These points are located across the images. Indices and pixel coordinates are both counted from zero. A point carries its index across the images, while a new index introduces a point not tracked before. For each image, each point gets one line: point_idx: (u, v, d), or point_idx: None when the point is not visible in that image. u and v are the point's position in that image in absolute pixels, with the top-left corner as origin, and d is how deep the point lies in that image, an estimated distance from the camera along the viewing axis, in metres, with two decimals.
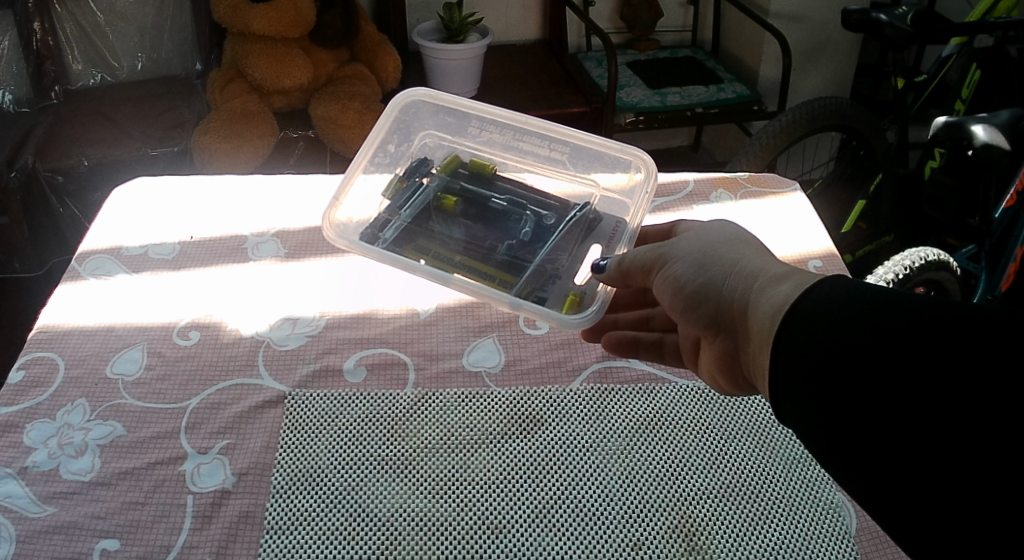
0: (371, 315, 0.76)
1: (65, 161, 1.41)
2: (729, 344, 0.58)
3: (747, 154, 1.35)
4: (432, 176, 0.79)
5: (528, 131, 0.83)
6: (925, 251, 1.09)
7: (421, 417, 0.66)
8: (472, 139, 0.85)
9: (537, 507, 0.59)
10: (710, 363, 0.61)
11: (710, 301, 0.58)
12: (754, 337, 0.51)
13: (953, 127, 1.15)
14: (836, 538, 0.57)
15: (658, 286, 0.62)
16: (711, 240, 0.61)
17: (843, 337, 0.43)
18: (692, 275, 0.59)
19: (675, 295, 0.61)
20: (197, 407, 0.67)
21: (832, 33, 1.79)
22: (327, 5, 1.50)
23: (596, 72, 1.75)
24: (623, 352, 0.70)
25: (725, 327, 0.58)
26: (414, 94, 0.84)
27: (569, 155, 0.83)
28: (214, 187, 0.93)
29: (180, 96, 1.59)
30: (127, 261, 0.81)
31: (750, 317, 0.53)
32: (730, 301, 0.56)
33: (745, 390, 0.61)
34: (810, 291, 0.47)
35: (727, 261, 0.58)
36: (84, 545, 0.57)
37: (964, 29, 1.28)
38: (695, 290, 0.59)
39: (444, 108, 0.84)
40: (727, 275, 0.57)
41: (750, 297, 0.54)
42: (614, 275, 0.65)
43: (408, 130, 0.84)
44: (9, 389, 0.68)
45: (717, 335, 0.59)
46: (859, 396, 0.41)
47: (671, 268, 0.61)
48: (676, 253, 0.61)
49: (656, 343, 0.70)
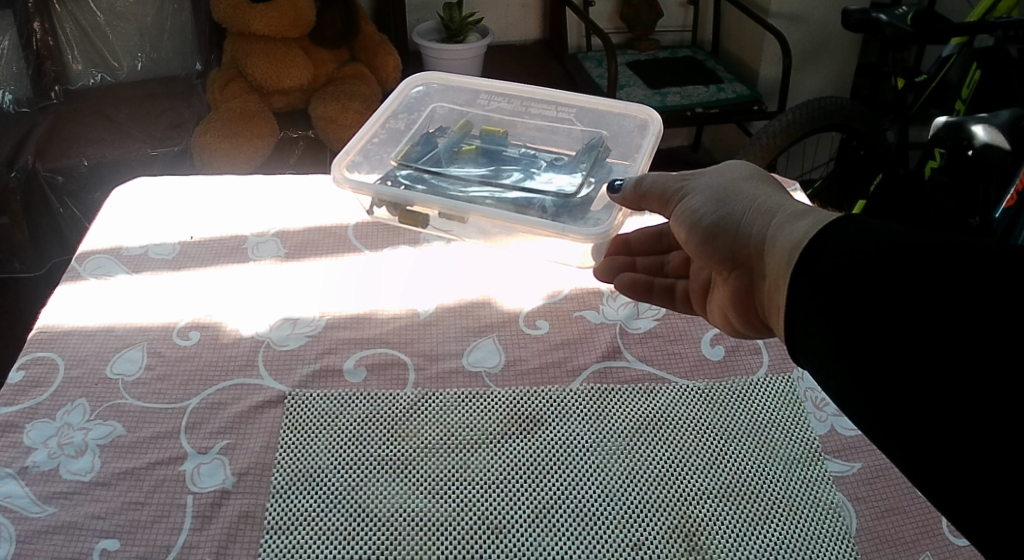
0: (371, 315, 0.76)
1: (64, 161, 1.41)
2: (742, 282, 0.59)
3: (747, 154, 1.35)
4: (444, 136, 0.82)
5: (534, 99, 0.86)
6: None
7: (421, 417, 0.66)
8: (479, 108, 0.87)
9: (537, 507, 0.59)
10: (723, 300, 0.62)
11: (725, 234, 0.59)
12: (771, 274, 0.52)
13: (953, 127, 1.16)
14: (837, 538, 0.57)
15: (676, 221, 0.63)
16: (733, 176, 0.61)
17: (850, 292, 0.43)
18: (709, 209, 0.60)
19: (690, 229, 0.61)
20: (197, 407, 0.67)
21: (832, 33, 1.79)
22: (327, 5, 1.50)
23: (596, 72, 1.74)
24: (637, 294, 0.73)
25: (741, 263, 0.58)
26: (428, 78, 0.88)
27: (574, 115, 0.85)
28: (213, 187, 0.93)
29: (179, 96, 1.59)
30: (127, 261, 0.82)
31: (768, 252, 0.53)
32: (749, 235, 0.57)
33: (755, 330, 0.62)
34: (828, 230, 0.47)
35: (747, 197, 0.58)
36: (84, 546, 0.57)
37: (963, 29, 1.28)
38: (711, 223, 0.59)
39: (454, 87, 0.88)
40: (745, 211, 0.58)
41: (767, 234, 0.54)
42: (630, 196, 0.66)
43: (417, 107, 0.86)
44: (9, 389, 0.68)
45: (731, 272, 0.60)
46: (875, 353, 0.41)
47: (690, 200, 0.62)
48: (696, 187, 0.62)
49: (669, 288, 0.72)
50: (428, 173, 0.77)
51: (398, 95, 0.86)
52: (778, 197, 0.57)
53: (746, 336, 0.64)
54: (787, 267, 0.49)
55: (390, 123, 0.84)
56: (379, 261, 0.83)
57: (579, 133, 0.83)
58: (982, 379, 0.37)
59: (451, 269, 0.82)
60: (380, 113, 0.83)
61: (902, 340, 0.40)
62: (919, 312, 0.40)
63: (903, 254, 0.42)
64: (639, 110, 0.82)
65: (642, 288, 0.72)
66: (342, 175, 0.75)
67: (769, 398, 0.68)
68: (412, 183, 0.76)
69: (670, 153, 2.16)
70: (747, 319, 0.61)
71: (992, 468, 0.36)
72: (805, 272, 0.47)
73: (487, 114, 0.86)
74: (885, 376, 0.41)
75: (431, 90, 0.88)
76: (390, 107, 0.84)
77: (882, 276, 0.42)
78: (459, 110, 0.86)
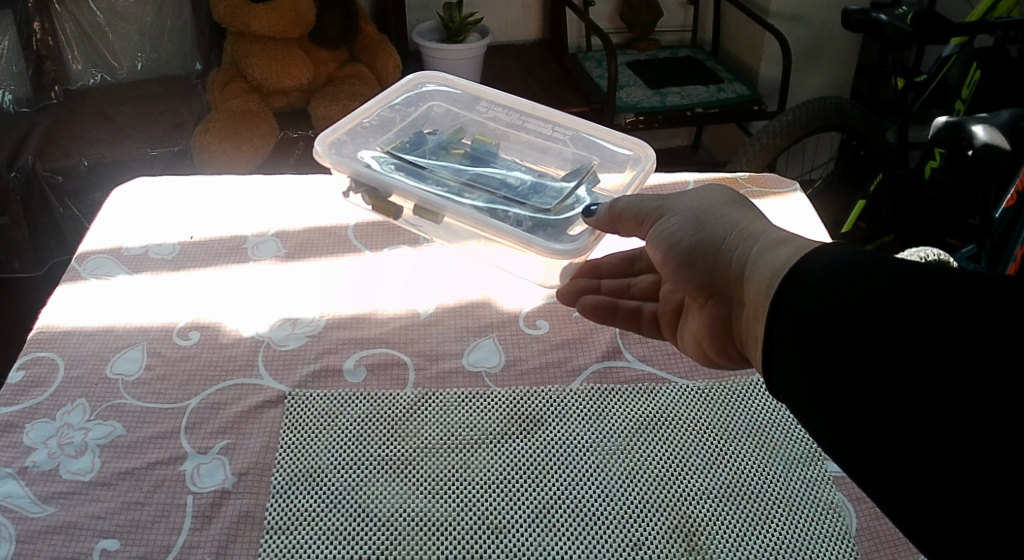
0: (371, 315, 0.76)
1: (65, 161, 1.41)
2: (721, 309, 0.59)
3: (747, 154, 1.35)
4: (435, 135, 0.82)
5: (532, 116, 0.86)
6: (925, 251, 1.17)
7: (421, 417, 0.66)
8: (476, 114, 0.87)
9: (537, 507, 0.59)
10: (699, 327, 0.62)
11: (704, 258, 0.58)
12: (751, 304, 0.52)
13: (954, 127, 1.16)
14: (836, 538, 0.57)
15: (651, 241, 0.63)
16: (712, 200, 0.61)
17: (842, 303, 0.43)
18: (688, 231, 0.60)
19: (667, 252, 0.61)
20: (197, 407, 0.67)
21: (832, 33, 1.79)
22: (327, 5, 1.50)
23: (596, 72, 1.75)
24: (600, 316, 0.71)
25: (719, 290, 0.58)
26: (433, 77, 0.90)
27: (568, 137, 0.84)
28: (214, 187, 0.93)
29: (180, 96, 1.59)
30: (128, 262, 0.82)
31: (748, 281, 0.53)
32: (729, 261, 0.56)
33: (732, 361, 0.63)
34: (807, 261, 0.47)
35: (726, 221, 0.58)
36: (84, 545, 0.57)
37: (963, 29, 1.29)
38: (690, 246, 0.59)
39: (457, 91, 0.89)
40: (725, 235, 0.57)
41: (749, 260, 0.54)
42: (602, 219, 0.66)
43: (418, 100, 0.88)
44: (9, 389, 0.68)
45: (708, 300, 0.60)
46: (862, 359, 0.41)
47: (666, 221, 0.62)
48: (674, 208, 0.62)
49: (634, 311, 0.71)
50: (413, 164, 0.78)
51: (400, 88, 0.88)
52: (757, 222, 0.57)
53: (719, 365, 0.64)
54: (766, 298, 0.49)
55: (386, 112, 0.86)
56: (379, 261, 0.83)
57: (569, 155, 0.82)
58: (978, 386, 0.37)
59: (449, 271, 0.82)
60: (376, 103, 0.86)
61: (892, 349, 0.40)
62: (912, 321, 0.40)
63: (898, 270, 0.42)
64: (635, 143, 0.81)
65: (607, 311, 0.71)
66: (326, 148, 0.79)
67: (769, 399, 0.68)
68: (395, 169, 0.77)
69: (669, 154, 2.16)
70: (723, 346, 0.61)
71: (980, 476, 0.36)
72: (784, 298, 0.46)
73: (481, 121, 0.86)
74: (868, 384, 0.41)
75: (434, 88, 0.89)
76: (388, 99, 0.86)
77: (874, 284, 0.42)
78: (453, 113, 0.87)
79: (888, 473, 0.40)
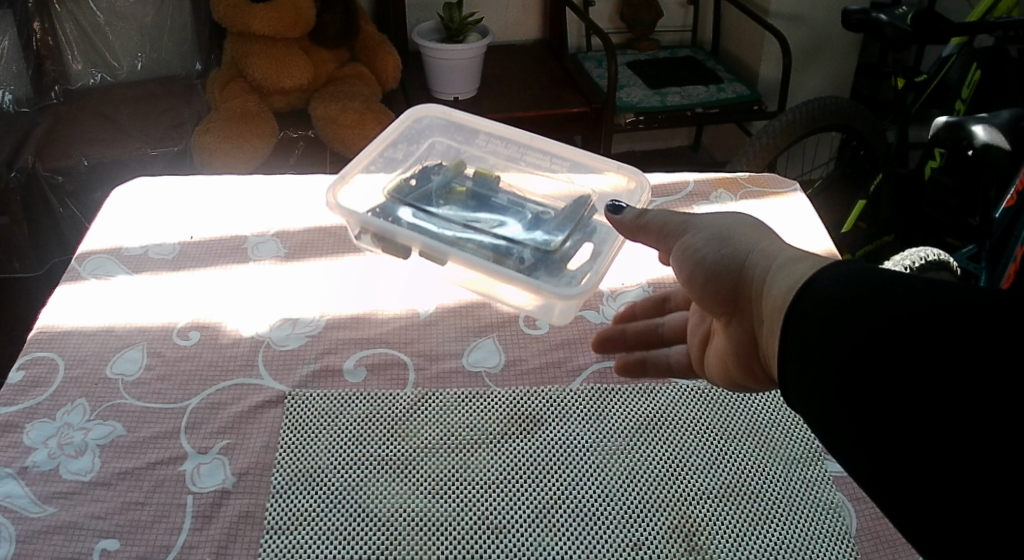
0: (371, 316, 0.76)
1: (65, 161, 1.41)
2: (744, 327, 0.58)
3: (747, 154, 1.35)
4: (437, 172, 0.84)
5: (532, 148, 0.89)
6: (925, 252, 1.17)
7: (421, 417, 0.66)
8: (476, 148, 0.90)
9: (537, 507, 0.59)
10: (721, 346, 0.61)
11: (728, 274, 0.58)
12: (770, 317, 0.51)
13: (953, 127, 1.16)
14: (836, 538, 0.57)
15: (674, 257, 0.62)
16: (738, 222, 0.61)
17: None
18: (712, 247, 0.59)
19: (690, 268, 0.60)
20: (197, 407, 0.67)
21: (832, 33, 1.79)
22: (327, 5, 1.50)
23: (596, 72, 1.75)
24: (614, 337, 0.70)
25: (742, 307, 0.58)
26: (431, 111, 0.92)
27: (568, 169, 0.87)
28: (213, 187, 0.93)
29: (180, 96, 1.59)
30: (128, 262, 0.81)
31: (768, 296, 0.52)
32: (752, 279, 0.56)
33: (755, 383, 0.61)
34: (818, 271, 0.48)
35: (751, 240, 0.58)
36: (84, 546, 0.57)
37: (963, 29, 1.29)
38: (715, 262, 0.59)
39: (455, 124, 0.91)
40: (749, 253, 0.57)
41: (769, 276, 0.53)
42: (629, 226, 0.66)
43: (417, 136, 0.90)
44: (9, 389, 0.68)
45: (732, 317, 0.59)
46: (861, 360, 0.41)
47: (690, 237, 0.61)
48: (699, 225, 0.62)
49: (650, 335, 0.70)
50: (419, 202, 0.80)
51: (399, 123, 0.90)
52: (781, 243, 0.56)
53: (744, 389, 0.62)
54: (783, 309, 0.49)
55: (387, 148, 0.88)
56: (378, 261, 0.83)
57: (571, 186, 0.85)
58: (979, 387, 0.37)
59: None
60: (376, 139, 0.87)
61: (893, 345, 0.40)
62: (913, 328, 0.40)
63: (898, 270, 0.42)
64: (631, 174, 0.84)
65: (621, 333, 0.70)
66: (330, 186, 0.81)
67: (769, 399, 0.68)
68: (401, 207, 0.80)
69: (669, 154, 2.16)
70: (746, 367, 0.60)
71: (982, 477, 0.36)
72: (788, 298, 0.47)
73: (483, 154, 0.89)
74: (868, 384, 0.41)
75: (432, 122, 0.91)
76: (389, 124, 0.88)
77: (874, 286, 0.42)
78: (454, 148, 0.89)
79: (890, 473, 0.40)
